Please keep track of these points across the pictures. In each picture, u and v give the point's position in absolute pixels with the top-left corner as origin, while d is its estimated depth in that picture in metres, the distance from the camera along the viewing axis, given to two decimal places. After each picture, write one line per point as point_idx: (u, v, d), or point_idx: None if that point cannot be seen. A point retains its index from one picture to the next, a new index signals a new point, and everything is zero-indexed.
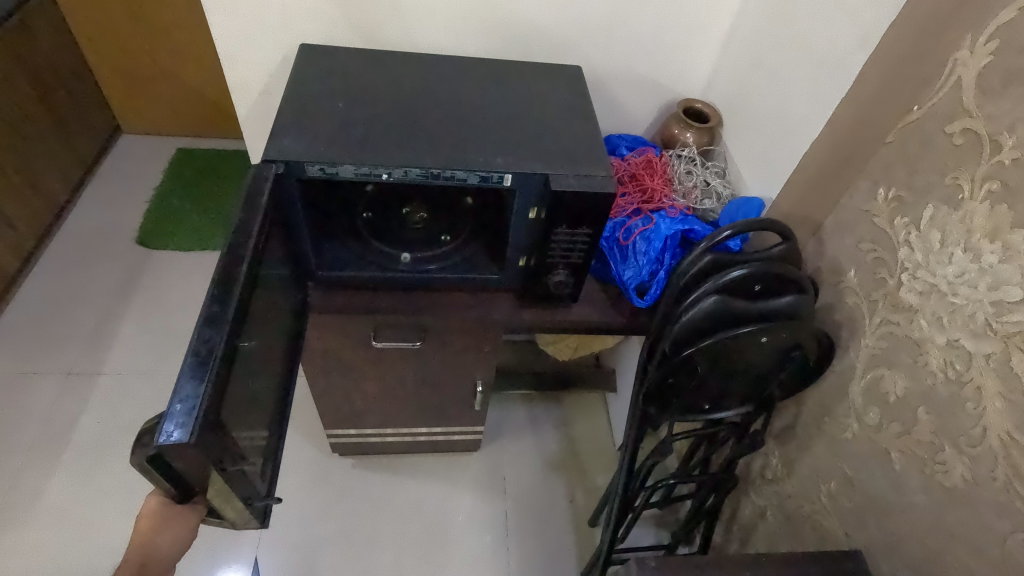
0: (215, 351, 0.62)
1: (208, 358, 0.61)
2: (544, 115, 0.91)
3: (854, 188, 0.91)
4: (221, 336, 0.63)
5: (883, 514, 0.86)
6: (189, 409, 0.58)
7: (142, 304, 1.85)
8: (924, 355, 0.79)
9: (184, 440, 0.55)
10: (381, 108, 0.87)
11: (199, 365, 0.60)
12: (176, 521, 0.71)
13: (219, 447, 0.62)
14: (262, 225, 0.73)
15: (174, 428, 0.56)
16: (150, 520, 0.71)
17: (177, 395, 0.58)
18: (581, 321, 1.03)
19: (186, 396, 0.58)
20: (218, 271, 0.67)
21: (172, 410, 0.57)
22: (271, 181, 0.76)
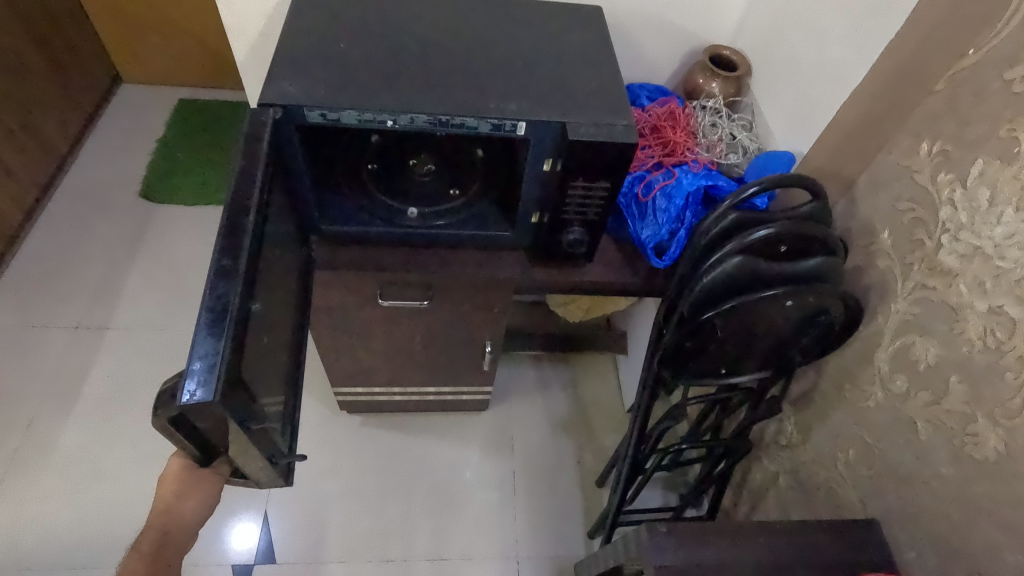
0: (231, 306, 0.58)
1: (224, 314, 0.58)
2: (563, 58, 0.84)
3: (895, 141, 0.84)
4: (236, 291, 0.59)
5: (904, 484, 0.83)
6: (209, 367, 0.55)
7: (148, 258, 1.83)
8: (962, 322, 0.75)
9: (208, 397, 0.53)
10: (386, 48, 0.81)
11: (215, 320, 0.57)
12: (198, 487, 0.76)
13: (244, 407, 0.60)
14: (264, 173, 0.68)
15: (198, 385, 0.54)
16: (175, 484, 0.75)
17: (196, 351, 0.55)
18: (595, 281, 0.99)
19: (205, 353, 0.55)
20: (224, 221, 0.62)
21: (191, 368, 0.55)
22: (269, 127, 0.71)
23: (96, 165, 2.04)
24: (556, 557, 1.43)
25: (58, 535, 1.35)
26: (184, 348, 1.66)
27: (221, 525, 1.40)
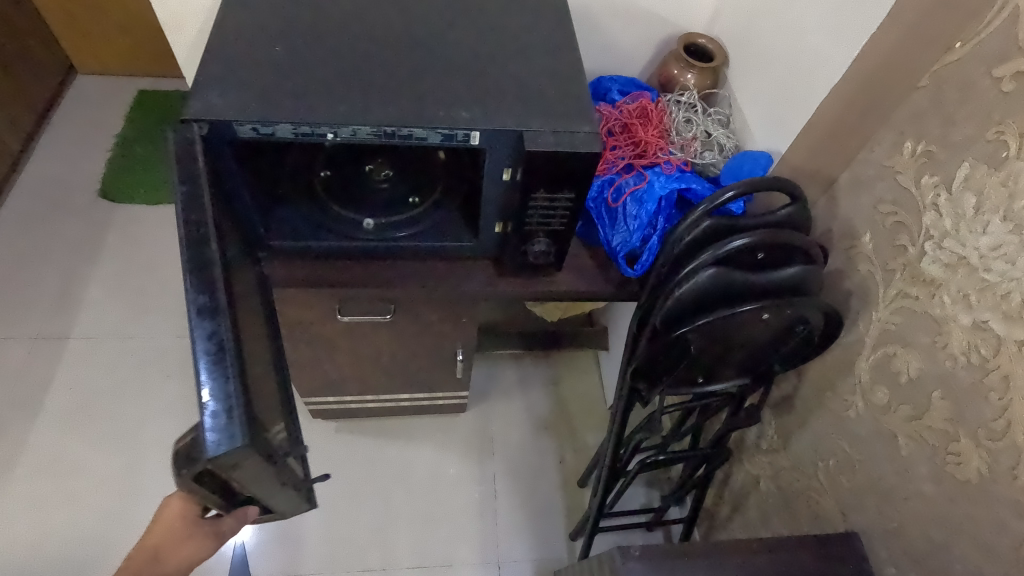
0: (221, 342, 0.53)
1: (220, 351, 0.53)
2: (522, 54, 0.78)
3: (877, 139, 0.79)
4: (225, 326, 0.55)
5: (885, 499, 0.81)
6: (224, 411, 0.50)
7: (110, 260, 1.76)
8: (945, 335, 0.71)
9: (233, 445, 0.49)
10: (327, 48, 0.74)
11: (216, 361, 0.52)
12: (184, 544, 0.67)
13: (264, 443, 0.56)
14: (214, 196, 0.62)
15: (220, 433, 0.49)
16: (163, 537, 0.67)
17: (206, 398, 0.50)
18: (565, 291, 0.94)
19: (213, 397, 0.51)
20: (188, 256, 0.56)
21: (205, 416, 0.50)
22: (195, 145, 0.64)
23: (53, 163, 1.95)
24: (538, 561, 1.41)
25: (24, 557, 1.31)
26: (150, 356, 1.60)
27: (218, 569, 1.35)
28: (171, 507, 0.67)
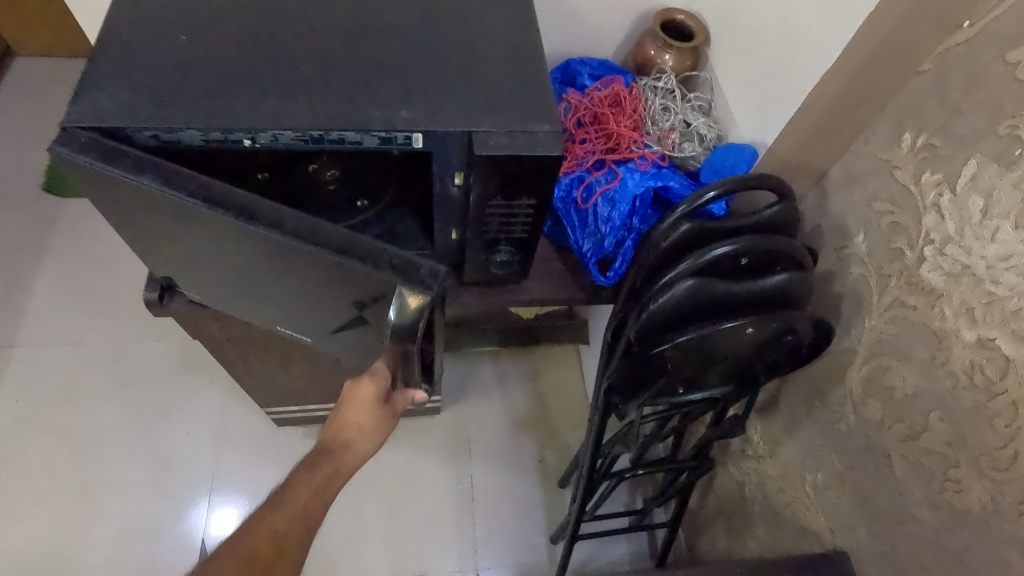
0: (338, 238, 0.51)
1: (345, 243, 0.50)
2: (473, 38, 0.68)
3: (873, 129, 0.71)
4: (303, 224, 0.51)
5: (877, 521, 0.75)
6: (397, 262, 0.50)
7: (57, 260, 1.64)
8: (945, 351, 0.64)
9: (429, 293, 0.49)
10: (246, 34, 0.64)
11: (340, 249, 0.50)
12: (372, 427, 0.75)
13: None
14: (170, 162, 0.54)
15: (410, 285, 0.49)
16: (362, 417, 0.75)
17: (373, 270, 0.49)
18: (534, 299, 0.86)
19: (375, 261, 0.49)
20: (203, 203, 0.51)
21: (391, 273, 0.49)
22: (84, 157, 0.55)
23: None
24: (519, 566, 1.37)
25: None
26: (102, 363, 1.51)
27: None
28: (363, 389, 0.75)
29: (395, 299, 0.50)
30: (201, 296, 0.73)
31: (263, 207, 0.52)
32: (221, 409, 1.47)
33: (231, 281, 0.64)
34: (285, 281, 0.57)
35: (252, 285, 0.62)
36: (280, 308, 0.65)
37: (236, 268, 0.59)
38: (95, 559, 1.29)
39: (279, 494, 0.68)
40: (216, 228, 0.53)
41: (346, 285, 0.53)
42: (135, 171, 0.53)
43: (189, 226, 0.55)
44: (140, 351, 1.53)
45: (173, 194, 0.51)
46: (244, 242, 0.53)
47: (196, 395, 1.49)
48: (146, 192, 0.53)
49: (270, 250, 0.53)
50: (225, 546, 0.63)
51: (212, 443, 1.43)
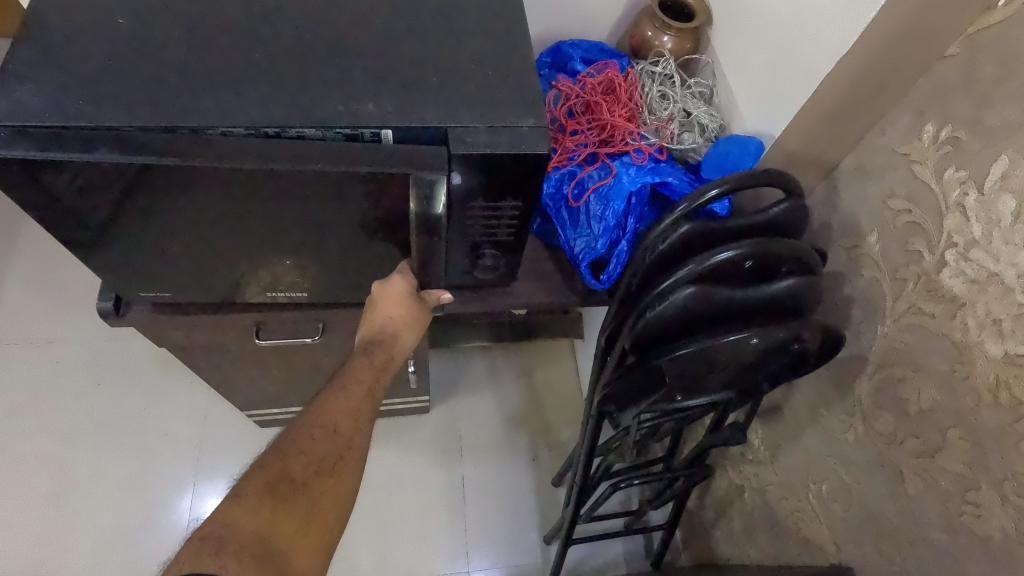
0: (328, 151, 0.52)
1: (333, 154, 0.52)
2: (452, 22, 0.61)
3: (891, 120, 0.65)
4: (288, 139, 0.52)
5: (886, 539, 0.71)
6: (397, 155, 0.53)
7: (29, 255, 1.57)
8: (967, 365, 0.59)
9: (444, 172, 0.52)
10: (194, 17, 0.57)
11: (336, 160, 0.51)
12: (416, 317, 0.69)
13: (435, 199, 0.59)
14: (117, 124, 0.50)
15: (423, 171, 0.52)
16: (402, 310, 0.68)
17: (385, 168, 0.52)
18: (522, 303, 0.80)
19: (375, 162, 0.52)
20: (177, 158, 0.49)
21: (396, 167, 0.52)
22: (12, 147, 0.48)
23: None
24: (513, 567, 1.33)
25: None
26: (78, 362, 1.45)
27: None
28: (398, 282, 0.68)
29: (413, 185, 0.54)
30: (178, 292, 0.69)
31: (242, 149, 0.50)
32: (203, 409, 1.42)
33: (193, 250, 0.62)
34: (262, 215, 0.57)
35: (222, 238, 0.60)
36: (254, 253, 0.63)
37: (206, 223, 0.57)
38: (73, 568, 1.24)
39: (340, 378, 0.64)
40: (188, 180, 0.51)
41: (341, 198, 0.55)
42: (87, 147, 0.48)
43: (152, 192, 0.53)
44: (117, 349, 1.47)
45: (138, 157, 0.49)
46: (220, 185, 0.52)
47: (178, 394, 1.44)
48: (104, 168, 0.49)
49: (251, 185, 0.52)
50: (301, 423, 0.58)
51: (193, 444, 1.38)
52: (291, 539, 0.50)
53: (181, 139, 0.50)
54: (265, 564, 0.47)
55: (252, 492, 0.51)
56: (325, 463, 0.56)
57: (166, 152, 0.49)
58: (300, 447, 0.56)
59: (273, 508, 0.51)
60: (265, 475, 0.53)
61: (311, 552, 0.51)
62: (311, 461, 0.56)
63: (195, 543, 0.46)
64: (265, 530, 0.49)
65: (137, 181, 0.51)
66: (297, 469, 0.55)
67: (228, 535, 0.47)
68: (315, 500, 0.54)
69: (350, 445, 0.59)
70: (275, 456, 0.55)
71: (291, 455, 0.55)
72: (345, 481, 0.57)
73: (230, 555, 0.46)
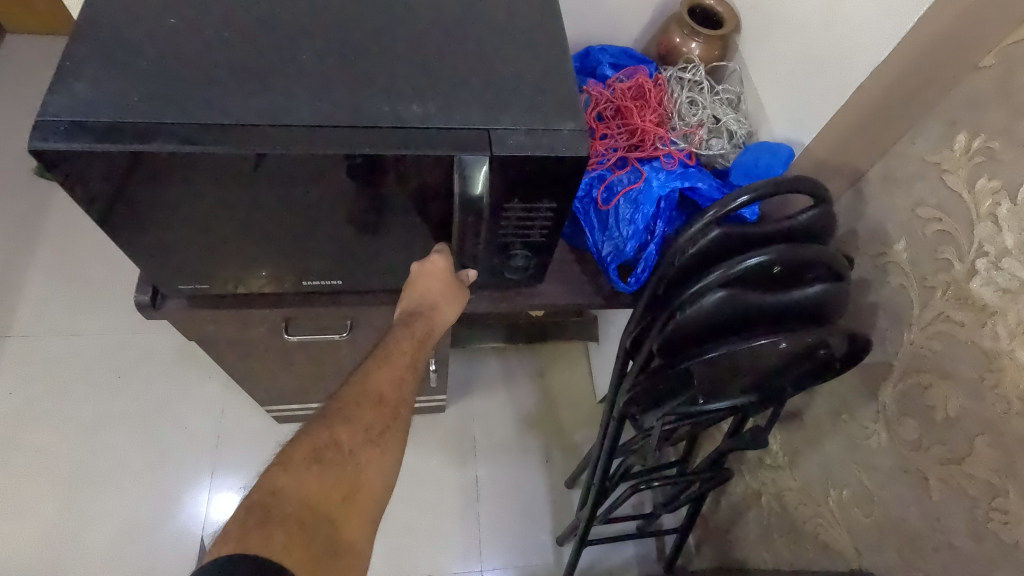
0: (373, 140, 0.53)
1: (380, 141, 0.53)
2: (492, 28, 0.62)
3: (922, 129, 0.66)
4: (335, 129, 0.53)
5: (908, 544, 0.71)
6: (443, 141, 0.54)
7: (52, 247, 1.59)
8: (997, 373, 0.60)
9: (488, 152, 0.54)
10: (241, 19, 0.58)
11: (384, 149, 0.53)
12: (458, 292, 0.68)
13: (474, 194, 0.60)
14: (171, 116, 0.51)
15: (468, 153, 0.54)
16: (441, 285, 0.68)
17: (429, 151, 0.53)
18: (549, 304, 0.80)
19: (420, 147, 0.53)
20: (232, 148, 0.51)
21: (445, 152, 0.54)
22: (67, 137, 0.49)
23: None
24: (525, 568, 1.34)
25: None
26: (99, 354, 1.47)
27: None
28: (439, 260, 0.67)
29: (460, 172, 0.55)
30: (215, 286, 0.71)
31: (291, 137, 0.52)
32: (221, 404, 1.44)
33: (233, 242, 0.63)
34: (307, 202, 0.58)
35: (266, 228, 0.61)
36: (293, 244, 0.65)
37: (250, 214, 0.59)
38: (89, 559, 1.25)
39: (383, 349, 0.64)
40: (238, 169, 0.53)
41: (384, 188, 0.57)
42: (144, 138, 0.50)
43: (204, 183, 0.54)
44: (138, 343, 1.49)
45: (194, 147, 0.50)
46: (269, 173, 0.54)
47: (197, 389, 1.45)
48: (160, 158, 0.51)
49: (300, 173, 0.54)
50: (347, 393, 0.60)
51: (211, 437, 1.39)
52: (336, 508, 0.52)
53: (233, 126, 0.51)
54: (310, 534, 0.49)
55: (298, 460, 0.53)
56: (370, 433, 0.57)
57: (220, 141, 0.51)
58: (345, 417, 0.57)
59: (317, 479, 0.53)
60: (311, 445, 0.55)
61: (358, 521, 0.53)
62: (355, 430, 0.57)
63: (244, 512, 0.50)
64: (310, 500, 0.52)
65: (190, 173, 0.53)
66: (343, 438, 0.56)
67: (274, 505, 0.50)
68: (360, 469, 0.55)
69: (395, 415, 0.59)
70: (321, 425, 0.56)
71: (337, 424, 0.57)
72: (388, 448, 0.57)
73: (275, 526, 0.49)
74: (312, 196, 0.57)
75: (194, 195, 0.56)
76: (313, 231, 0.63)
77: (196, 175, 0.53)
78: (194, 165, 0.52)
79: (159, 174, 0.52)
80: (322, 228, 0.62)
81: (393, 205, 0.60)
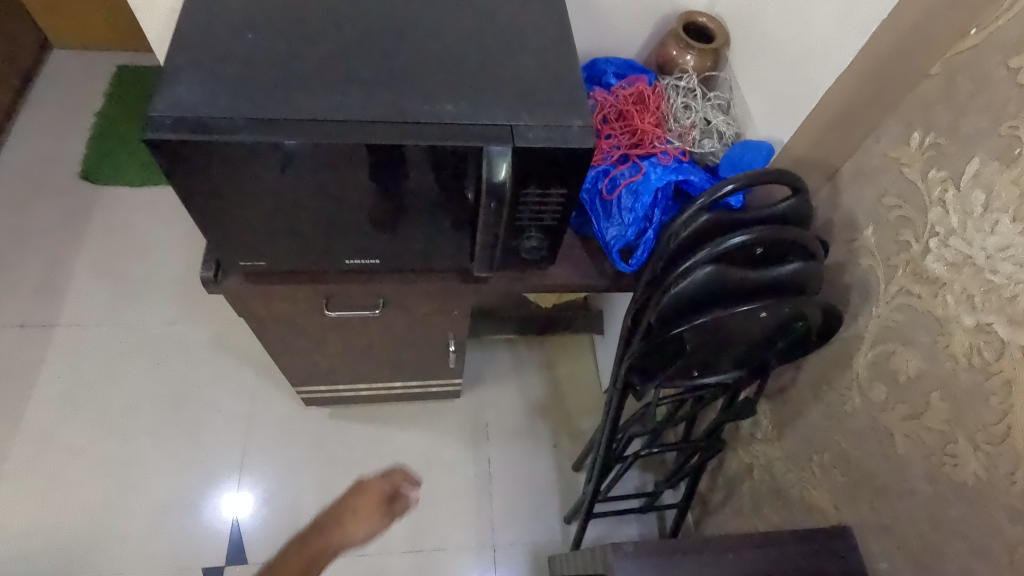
0: (416, 133, 0.64)
1: (422, 134, 0.64)
2: (513, 42, 0.73)
3: (884, 129, 0.76)
4: (384, 124, 0.64)
5: (878, 496, 0.80)
6: (474, 134, 0.65)
7: (96, 244, 1.72)
8: (947, 336, 0.69)
9: (510, 143, 0.65)
10: (303, 36, 0.69)
11: (425, 140, 0.64)
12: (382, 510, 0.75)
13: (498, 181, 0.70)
14: (253, 113, 0.62)
15: (494, 144, 0.65)
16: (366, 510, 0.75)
17: (462, 143, 0.64)
18: (559, 284, 0.91)
19: (454, 139, 0.64)
20: (302, 139, 0.62)
21: (477, 143, 0.65)
22: (171, 129, 0.60)
23: (34, 145, 1.87)
24: (534, 545, 1.42)
25: (14, 550, 1.31)
26: (140, 343, 1.58)
27: (378, 547, 1.39)
28: (378, 483, 0.77)
29: (488, 160, 0.66)
30: (270, 263, 0.81)
31: (349, 130, 0.63)
32: (251, 390, 1.54)
33: (291, 222, 0.74)
34: (356, 187, 0.69)
35: (320, 209, 0.72)
36: (341, 224, 0.75)
37: (309, 197, 0.70)
38: (128, 531, 1.35)
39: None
40: (303, 156, 0.64)
41: (422, 175, 0.68)
42: (231, 131, 0.61)
43: (275, 168, 0.65)
44: (176, 333, 1.60)
45: (272, 137, 0.61)
46: (328, 159, 0.65)
47: (229, 375, 1.56)
48: (243, 147, 0.62)
49: (354, 161, 0.65)
50: None
51: (243, 421, 1.50)
52: None
53: (301, 122, 0.62)
54: None
55: None
56: None
57: (292, 134, 0.62)
58: None
59: None
60: None
61: None
62: None
63: None
64: None
65: (265, 159, 0.64)
66: None
67: None
68: None
69: None
70: None
71: None
72: None
73: None
74: (362, 181, 0.68)
75: (265, 179, 0.66)
76: (359, 213, 0.74)
77: (270, 162, 0.64)
78: (268, 152, 0.63)
79: (239, 160, 0.63)
80: (367, 211, 0.73)
81: (428, 191, 0.71)
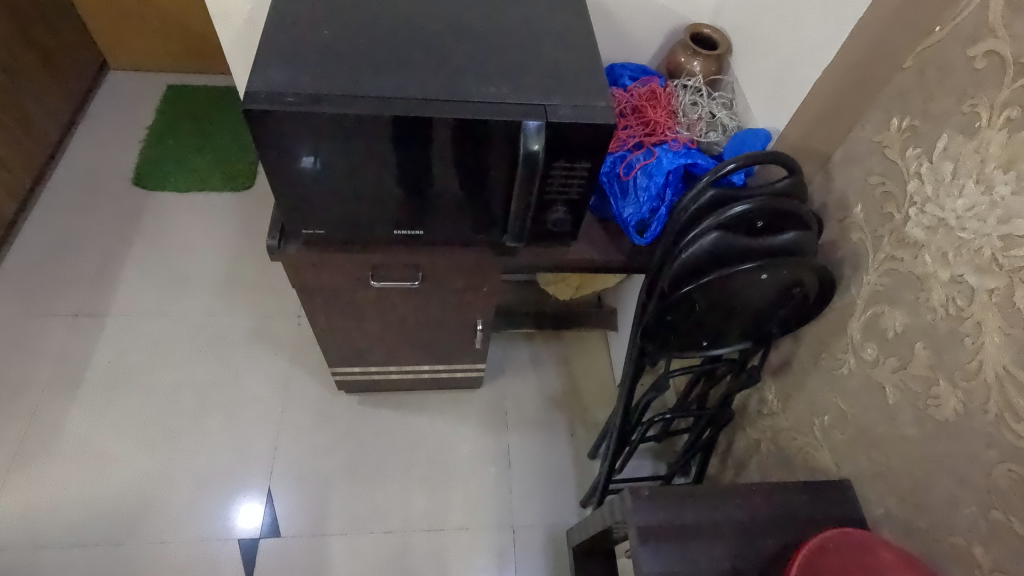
0: (466, 110, 0.75)
1: (471, 110, 0.75)
2: (544, 42, 0.86)
3: (868, 117, 0.86)
4: (439, 102, 0.76)
5: (874, 446, 0.88)
6: (513, 111, 0.76)
7: (145, 244, 1.85)
8: (927, 291, 0.78)
9: (543, 120, 0.76)
10: (365, 35, 0.82)
11: (472, 115, 0.75)
12: None
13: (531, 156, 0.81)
14: (330, 91, 0.75)
15: (530, 121, 0.76)
16: None
17: (504, 118, 0.76)
18: (580, 258, 1.01)
19: (498, 115, 0.76)
20: (370, 112, 0.74)
21: (516, 118, 0.76)
22: (264, 101, 0.72)
23: (91, 156, 2.03)
24: (552, 527, 1.49)
25: (65, 519, 1.40)
26: (183, 333, 1.69)
27: (404, 525, 1.46)
28: None
29: (525, 133, 0.77)
30: (328, 233, 0.93)
31: (409, 106, 0.75)
32: (284, 376, 1.65)
33: (349, 193, 0.85)
34: (409, 161, 0.81)
35: (376, 182, 0.84)
36: (392, 197, 0.87)
37: (368, 168, 0.81)
38: (170, 503, 1.44)
39: None
40: (368, 129, 0.75)
41: (466, 147, 0.79)
42: (313, 104, 0.73)
43: (345, 139, 0.77)
44: (217, 324, 1.72)
45: (347, 109, 0.73)
46: (389, 134, 0.76)
47: (265, 363, 1.66)
48: (320, 119, 0.74)
49: (411, 134, 0.76)
50: None
51: (276, 405, 1.60)
52: None
53: (369, 100, 0.75)
54: None
55: None
56: None
57: (364, 108, 0.74)
58: None
59: None
60: None
61: None
62: None
63: None
64: None
65: (336, 131, 0.75)
66: None
67: None
68: None
69: None
70: None
71: None
72: None
73: None
74: (414, 154, 0.80)
75: (335, 151, 0.78)
76: (408, 185, 0.85)
77: (341, 133, 0.76)
78: (341, 125, 0.75)
79: (315, 131, 0.75)
80: (415, 183, 0.84)
81: (470, 165, 0.82)
